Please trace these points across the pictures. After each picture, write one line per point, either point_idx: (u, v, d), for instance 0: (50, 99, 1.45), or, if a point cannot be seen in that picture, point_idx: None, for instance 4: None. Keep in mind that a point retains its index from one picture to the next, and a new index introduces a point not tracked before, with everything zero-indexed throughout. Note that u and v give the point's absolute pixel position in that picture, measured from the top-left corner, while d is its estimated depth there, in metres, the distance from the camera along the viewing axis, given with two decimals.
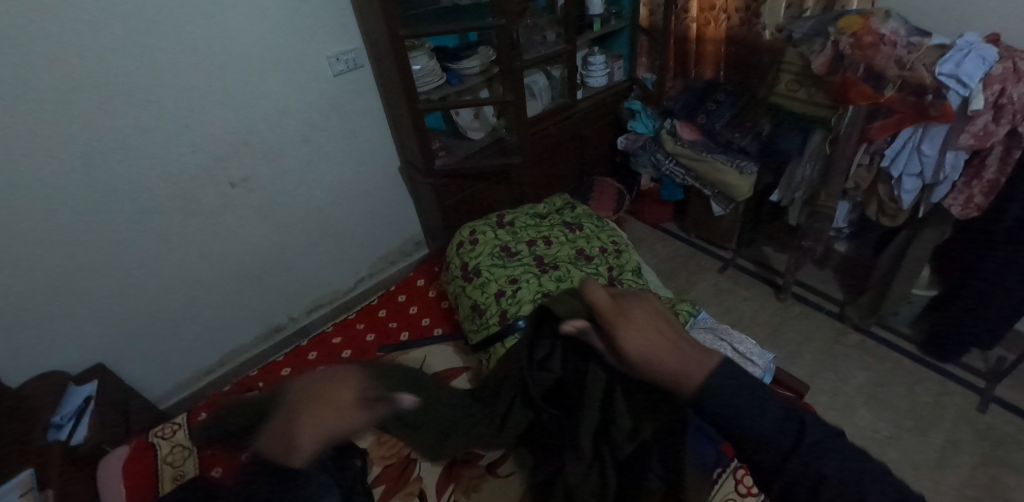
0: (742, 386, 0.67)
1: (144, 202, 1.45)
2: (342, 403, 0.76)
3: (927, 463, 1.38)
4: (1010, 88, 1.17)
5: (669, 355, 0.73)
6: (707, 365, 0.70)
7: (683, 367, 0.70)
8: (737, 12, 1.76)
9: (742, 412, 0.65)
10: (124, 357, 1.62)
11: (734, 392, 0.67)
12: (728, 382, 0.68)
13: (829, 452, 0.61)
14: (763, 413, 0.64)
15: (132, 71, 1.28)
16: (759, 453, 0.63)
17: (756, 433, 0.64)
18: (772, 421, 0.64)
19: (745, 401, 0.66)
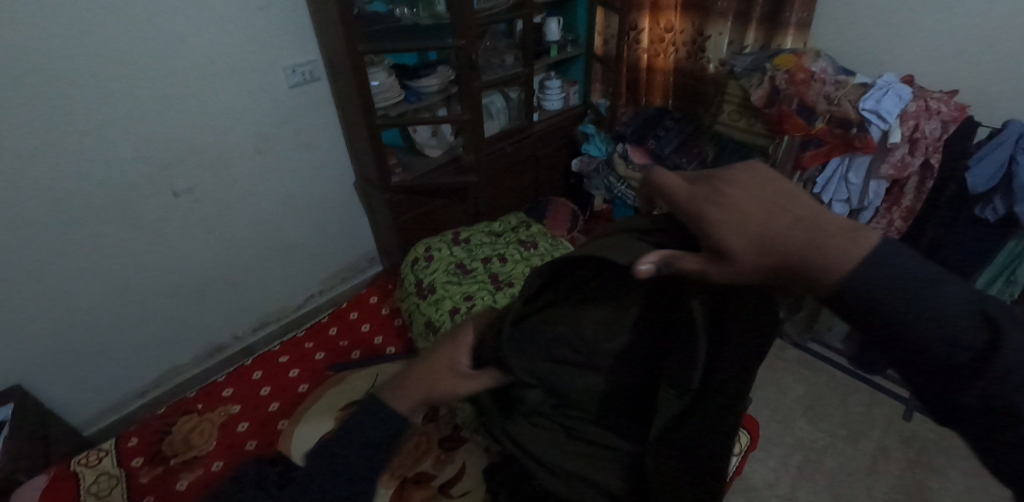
0: (891, 264, 0.41)
1: (76, 210, 1.37)
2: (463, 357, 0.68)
3: (859, 470, 1.46)
4: (923, 123, 1.30)
5: (790, 229, 0.44)
6: (859, 248, 0.42)
7: (807, 256, 0.43)
8: (684, 45, 1.86)
9: (926, 320, 0.39)
10: (46, 378, 1.51)
11: (904, 278, 0.41)
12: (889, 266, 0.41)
13: None
14: (954, 318, 0.39)
15: (68, 74, 1.22)
16: (928, 365, 0.40)
17: (922, 339, 0.39)
18: (949, 319, 0.39)
19: (928, 305, 0.39)
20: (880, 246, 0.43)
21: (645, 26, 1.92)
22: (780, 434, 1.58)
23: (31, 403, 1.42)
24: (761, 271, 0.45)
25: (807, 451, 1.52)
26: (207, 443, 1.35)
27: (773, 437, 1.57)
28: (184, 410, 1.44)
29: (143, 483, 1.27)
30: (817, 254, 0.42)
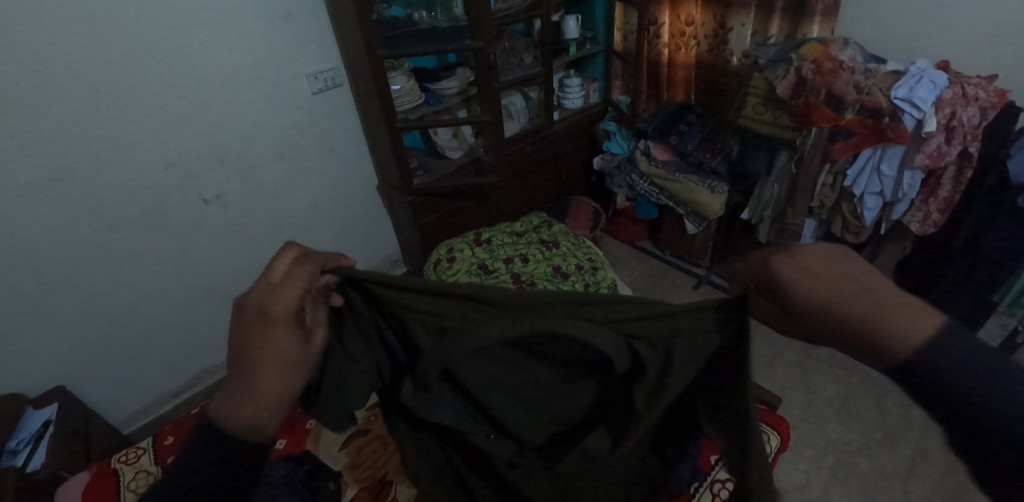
0: (977, 369, 0.44)
1: (113, 218, 1.43)
2: (280, 318, 0.57)
3: (896, 473, 1.41)
4: (960, 111, 1.24)
5: (847, 310, 0.49)
6: (919, 330, 0.47)
7: (871, 339, 0.48)
8: (706, 38, 1.84)
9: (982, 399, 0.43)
10: (87, 379, 1.58)
11: (981, 368, 0.44)
12: (963, 365, 0.44)
13: None
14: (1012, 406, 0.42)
15: (101, 86, 1.27)
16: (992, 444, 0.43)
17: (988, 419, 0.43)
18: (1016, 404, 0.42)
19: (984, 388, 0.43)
20: (937, 334, 0.46)
21: (665, 20, 1.90)
22: (811, 436, 1.53)
23: (74, 404, 1.49)
24: (815, 332, 0.52)
25: (840, 453, 1.47)
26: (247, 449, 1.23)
27: (804, 438, 1.52)
28: None
29: None
30: (875, 336, 0.48)
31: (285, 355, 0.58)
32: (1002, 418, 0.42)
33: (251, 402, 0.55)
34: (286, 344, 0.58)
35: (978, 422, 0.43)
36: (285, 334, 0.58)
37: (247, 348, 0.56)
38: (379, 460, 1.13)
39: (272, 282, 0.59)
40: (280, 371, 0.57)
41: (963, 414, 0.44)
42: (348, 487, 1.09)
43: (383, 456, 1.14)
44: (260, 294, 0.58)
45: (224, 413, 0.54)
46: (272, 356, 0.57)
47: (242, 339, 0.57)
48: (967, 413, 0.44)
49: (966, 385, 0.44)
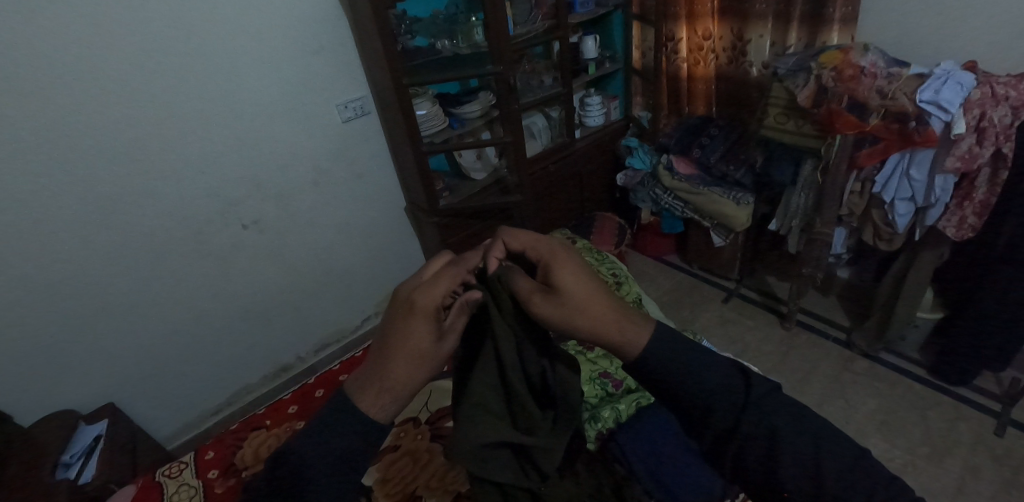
0: (681, 358, 0.59)
1: (160, 244, 1.53)
2: (423, 309, 0.57)
3: (946, 492, 1.32)
4: (990, 111, 1.21)
5: (594, 312, 0.61)
6: (643, 335, 0.61)
7: (617, 343, 0.61)
8: (724, 51, 1.86)
9: (688, 372, 0.58)
10: (134, 397, 1.67)
11: (685, 360, 0.59)
12: (669, 354, 0.60)
13: (773, 408, 0.56)
14: (706, 370, 0.59)
15: (153, 121, 1.39)
16: (715, 413, 0.56)
17: (706, 389, 0.57)
18: (718, 376, 0.58)
19: (686, 361, 0.59)
20: (649, 338, 0.61)
21: (683, 35, 1.91)
22: None
23: (121, 419, 1.57)
24: (562, 311, 0.62)
25: None
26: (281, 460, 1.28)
27: None
28: (254, 426, 1.41)
29: (217, 493, 1.23)
30: (623, 338, 0.61)
31: (421, 348, 0.57)
32: (709, 393, 0.57)
33: (381, 382, 0.56)
34: (417, 336, 0.57)
35: (700, 406, 0.57)
36: (421, 327, 0.57)
37: (390, 338, 0.57)
38: (408, 475, 1.13)
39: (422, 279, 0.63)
40: (410, 366, 0.56)
41: (685, 400, 0.58)
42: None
43: (412, 471, 1.13)
44: (408, 285, 0.62)
45: (357, 390, 0.57)
46: (408, 345, 0.56)
47: (388, 323, 0.58)
48: (699, 404, 0.57)
49: (676, 375, 0.58)
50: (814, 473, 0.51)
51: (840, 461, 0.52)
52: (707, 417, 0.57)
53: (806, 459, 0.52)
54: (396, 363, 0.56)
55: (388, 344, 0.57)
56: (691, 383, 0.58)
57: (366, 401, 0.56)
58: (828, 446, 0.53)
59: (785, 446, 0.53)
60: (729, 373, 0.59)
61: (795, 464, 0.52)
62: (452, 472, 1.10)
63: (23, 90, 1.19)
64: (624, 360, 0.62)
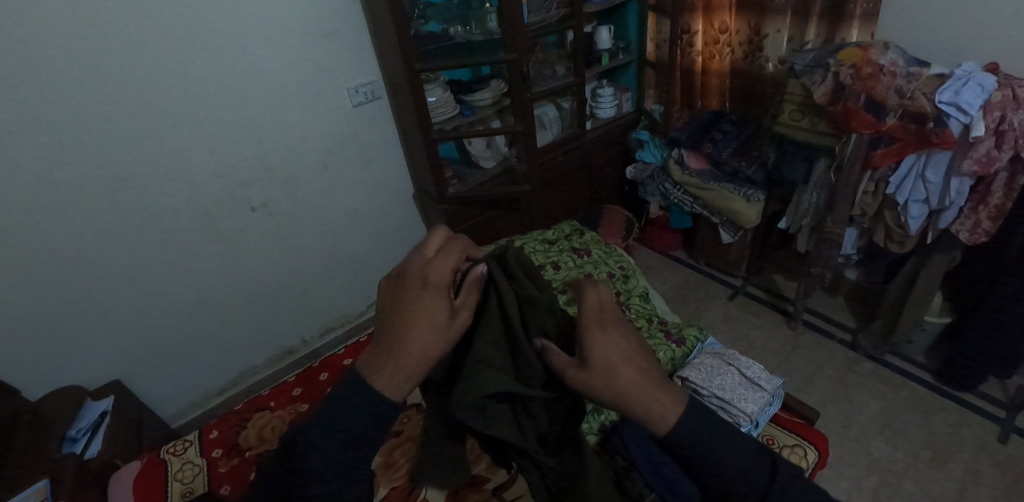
0: (710, 431, 0.57)
1: (168, 223, 1.53)
2: (436, 283, 0.61)
3: (946, 496, 1.33)
4: (1011, 114, 1.18)
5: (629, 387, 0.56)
6: (672, 417, 0.56)
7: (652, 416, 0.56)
8: (740, 45, 1.84)
9: (715, 448, 0.56)
10: (140, 375, 1.68)
11: (714, 440, 0.56)
12: (700, 425, 0.57)
13: (800, 500, 0.53)
14: (732, 451, 0.56)
15: (163, 99, 1.38)
16: (735, 496, 0.54)
17: (730, 470, 0.54)
18: (745, 459, 0.55)
19: (714, 438, 0.56)
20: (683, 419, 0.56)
21: (699, 28, 1.91)
22: (855, 454, 1.46)
23: (127, 396, 1.59)
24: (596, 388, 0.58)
25: (883, 473, 1.40)
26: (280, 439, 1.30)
27: (846, 455, 1.46)
28: (258, 407, 1.41)
29: (221, 472, 1.24)
30: (649, 412, 0.55)
31: (438, 320, 0.58)
32: (733, 474, 0.54)
33: (397, 359, 0.56)
34: (428, 307, 0.59)
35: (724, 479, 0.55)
36: (431, 299, 0.59)
37: (399, 313, 0.58)
38: (412, 460, 1.13)
39: (428, 256, 0.66)
40: (425, 335, 0.57)
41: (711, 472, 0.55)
42: (381, 486, 1.09)
43: (416, 456, 1.14)
44: (416, 262, 0.65)
45: (368, 370, 0.57)
46: (419, 318, 0.58)
47: (397, 299, 0.59)
48: (720, 485, 0.55)
49: (704, 455, 0.55)
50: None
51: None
52: (726, 499, 0.55)
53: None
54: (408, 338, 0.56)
55: (397, 320, 0.58)
56: (714, 464, 0.55)
57: (380, 378, 0.56)
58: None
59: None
60: (755, 457, 0.56)
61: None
62: None
63: (34, 65, 1.18)
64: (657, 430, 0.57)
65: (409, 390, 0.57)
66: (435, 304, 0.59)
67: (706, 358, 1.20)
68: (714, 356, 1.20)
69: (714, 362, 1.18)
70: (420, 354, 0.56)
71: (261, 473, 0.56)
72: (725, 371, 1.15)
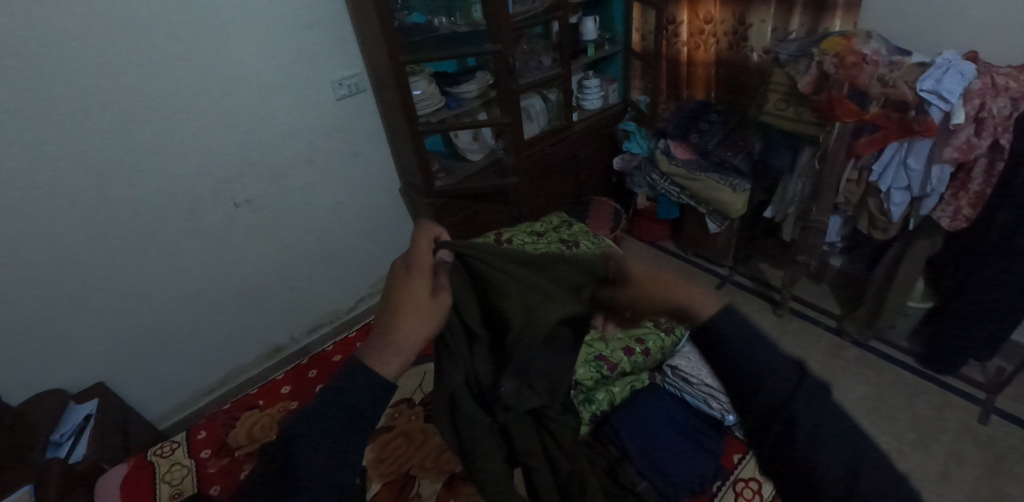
0: (745, 333, 0.57)
1: (150, 221, 1.49)
2: (419, 271, 0.69)
3: (930, 476, 1.36)
4: (990, 102, 1.21)
5: (674, 288, 0.66)
6: (713, 304, 0.60)
7: (691, 302, 0.62)
8: (725, 35, 1.84)
9: (744, 342, 0.56)
10: (125, 377, 1.65)
11: (749, 338, 0.56)
12: (739, 325, 0.57)
13: (823, 410, 0.50)
14: (760, 353, 0.55)
15: (141, 94, 1.34)
16: (761, 391, 0.52)
17: (756, 366, 0.54)
18: (774, 362, 0.54)
19: (743, 337, 0.56)
20: (723, 310, 0.59)
21: (684, 19, 1.93)
22: None
23: (112, 399, 1.56)
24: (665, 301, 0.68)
25: None
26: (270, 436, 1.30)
27: None
28: (247, 406, 1.40)
29: (211, 473, 1.23)
30: (693, 302, 0.61)
31: (422, 302, 0.66)
32: (763, 369, 0.53)
33: (387, 345, 0.60)
34: (413, 294, 0.66)
35: (742, 370, 0.55)
36: (414, 288, 0.66)
37: (390, 302, 0.65)
38: (404, 456, 1.13)
39: (414, 252, 0.74)
40: (410, 322, 0.63)
41: (734, 364, 0.55)
42: (373, 481, 1.08)
43: (407, 452, 1.13)
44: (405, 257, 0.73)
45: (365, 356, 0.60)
46: (405, 306, 0.64)
47: (389, 287, 0.68)
48: (747, 380, 0.54)
49: (735, 350, 0.56)
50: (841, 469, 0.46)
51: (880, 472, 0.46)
52: (755, 394, 0.53)
53: (843, 455, 0.47)
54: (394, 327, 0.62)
55: (387, 308, 0.65)
56: (746, 359, 0.55)
57: (377, 362, 0.59)
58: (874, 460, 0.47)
59: (824, 438, 0.48)
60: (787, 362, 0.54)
61: (826, 456, 0.47)
62: (447, 453, 1.11)
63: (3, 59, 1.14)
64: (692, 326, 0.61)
65: (400, 370, 0.60)
66: (420, 290, 0.66)
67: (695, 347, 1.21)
68: None
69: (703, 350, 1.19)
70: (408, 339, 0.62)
71: (246, 477, 0.54)
72: None
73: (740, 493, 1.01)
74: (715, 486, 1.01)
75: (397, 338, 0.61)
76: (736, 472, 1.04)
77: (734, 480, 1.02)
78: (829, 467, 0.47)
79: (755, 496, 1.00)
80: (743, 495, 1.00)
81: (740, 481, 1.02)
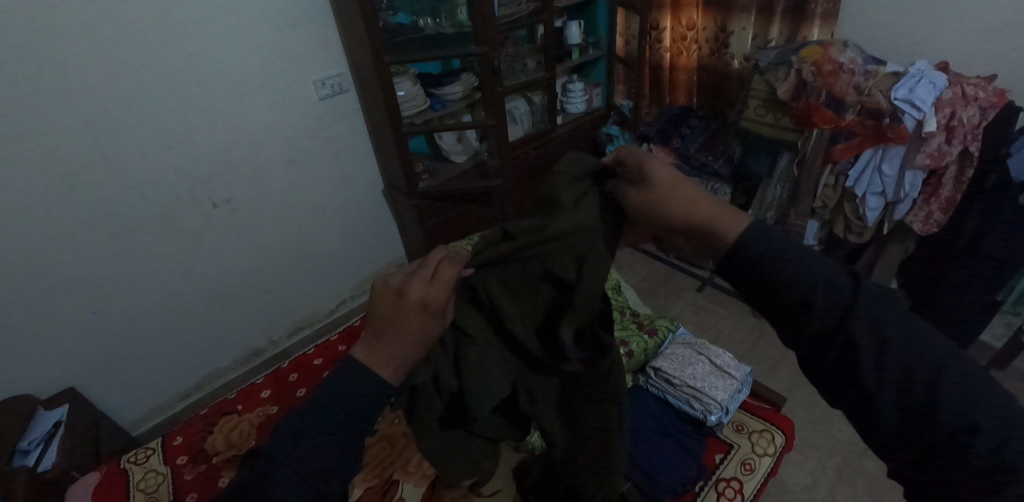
0: (785, 246, 0.50)
1: (123, 222, 1.45)
2: (434, 307, 0.56)
3: None
4: (960, 110, 1.26)
5: (682, 188, 0.59)
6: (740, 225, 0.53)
7: (715, 223, 0.54)
8: (707, 42, 1.87)
9: (790, 258, 0.49)
10: (96, 382, 1.60)
11: (779, 258, 0.49)
12: (769, 240, 0.51)
13: (884, 316, 0.46)
14: (812, 272, 0.48)
15: (114, 92, 1.30)
16: (813, 313, 0.47)
17: (802, 281, 0.48)
18: (821, 272, 0.48)
19: (792, 251, 0.50)
20: (751, 227, 0.52)
21: (667, 24, 1.94)
22: (818, 437, 1.52)
23: (84, 406, 1.51)
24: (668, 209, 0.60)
25: (846, 454, 1.47)
26: (248, 442, 1.27)
27: (810, 439, 1.52)
28: (225, 411, 1.37)
29: (187, 480, 1.20)
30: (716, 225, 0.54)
31: (424, 336, 0.56)
32: (806, 282, 0.48)
33: (390, 362, 0.54)
34: (425, 327, 0.55)
35: (791, 299, 0.48)
36: (426, 318, 0.55)
37: (391, 327, 0.54)
38: (387, 459, 1.11)
39: (426, 275, 0.59)
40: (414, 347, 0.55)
41: (776, 295, 0.49)
42: (355, 486, 1.06)
43: (390, 455, 1.12)
44: (415, 278, 0.58)
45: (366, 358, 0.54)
46: (412, 335, 0.55)
47: (392, 316, 0.55)
48: (797, 301, 0.48)
49: (778, 267, 0.49)
50: (913, 397, 0.43)
51: (960, 393, 0.42)
52: (807, 314, 0.47)
53: (911, 389, 0.43)
54: (396, 351, 0.54)
55: (389, 333, 0.54)
56: (796, 284, 0.48)
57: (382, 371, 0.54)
58: (955, 378, 0.42)
59: (892, 366, 0.44)
60: (833, 268, 0.49)
61: (890, 385, 0.44)
62: None
63: None
64: (711, 249, 0.54)
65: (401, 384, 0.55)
66: (432, 325, 0.56)
67: (677, 348, 1.23)
68: (684, 346, 1.24)
69: (685, 352, 1.22)
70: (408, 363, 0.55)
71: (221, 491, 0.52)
72: (696, 360, 1.19)
73: (721, 493, 1.02)
74: (698, 486, 1.03)
75: (398, 359, 0.54)
76: (718, 472, 1.06)
77: (716, 480, 1.04)
78: (897, 397, 0.44)
79: (737, 495, 1.03)
80: (725, 495, 1.02)
81: (722, 480, 1.04)
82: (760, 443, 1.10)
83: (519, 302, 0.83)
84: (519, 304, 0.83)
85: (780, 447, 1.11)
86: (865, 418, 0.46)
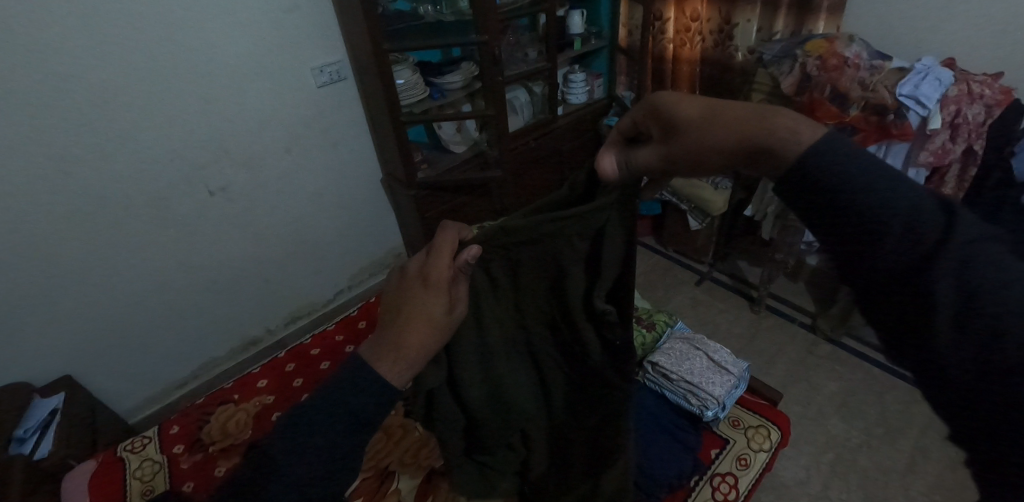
0: (873, 169, 0.44)
1: (118, 210, 1.43)
2: (435, 281, 0.58)
3: (895, 470, 1.41)
4: (965, 108, 1.24)
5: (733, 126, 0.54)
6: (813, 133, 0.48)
7: (776, 136, 0.50)
8: (711, 34, 1.84)
9: (881, 193, 0.43)
10: (92, 370, 1.60)
11: (872, 175, 0.44)
12: (840, 158, 0.46)
13: (986, 258, 0.40)
14: (894, 195, 0.43)
15: (108, 77, 1.27)
16: (885, 251, 0.42)
17: (878, 212, 0.42)
18: (910, 204, 0.43)
19: (875, 182, 0.44)
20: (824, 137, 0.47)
21: (671, 15, 1.91)
22: (812, 431, 1.53)
23: (80, 394, 1.50)
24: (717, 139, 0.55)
25: (839, 449, 1.48)
26: (244, 432, 1.27)
27: (804, 434, 1.53)
28: (221, 401, 1.36)
29: (184, 469, 1.20)
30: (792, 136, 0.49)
31: (434, 315, 0.56)
32: (886, 213, 0.42)
33: (393, 352, 0.53)
34: (432, 305, 0.56)
35: (866, 237, 0.43)
36: (430, 293, 0.57)
37: (398, 304, 0.57)
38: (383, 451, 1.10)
39: (430, 251, 0.62)
40: (423, 326, 0.55)
41: (859, 227, 0.43)
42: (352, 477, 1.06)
43: (386, 447, 1.11)
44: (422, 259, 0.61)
45: (372, 352, 0.54)
46: (418, 311, 0.56)
47: (400, 298, 0.57)
48: (870, 237, 0.43)
49: (863, 195, 0.43)
50: (995, 370, 0.38)
51: None
52: (878, 254, 0.43)
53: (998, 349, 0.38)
54: (403, 334, 0.54)
55: (395, 313, 0.56)
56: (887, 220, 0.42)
57: (385, 365, 0.53)
58: None
59: (976, 342, 0.39)
60: (925, 203, 0.43)
61: (968, 354, 0.40)
62: (426, 449, 1.10)
63: None
64: (781, 167, 0.49)
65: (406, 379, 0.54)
66: (436, 298, 0.57)
67: (674, 343, 1.24)
68: (682, 341, 1.24)
69: (682, 347, 1.22)
70: (420, 343, 0.55)
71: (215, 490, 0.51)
72: (693, 355, 1.19)
73: (716, 488, 1.03)
74: (693, 481, 1.03)
75: (404, 343, 0.54)
76: (713, 467, 1.06)
77: (711, 475, 1.05)
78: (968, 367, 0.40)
79: (731, 491, 1.03)
80: (720, 490, 1.02)
81: (717, 475, 1.05)
82: (756, 438, 1.11)
83: (534, 284, 0.77)
84: (540, 285, 0.77)
85: (777, 443, 1.11)
86: (928, 377, 0.42)
